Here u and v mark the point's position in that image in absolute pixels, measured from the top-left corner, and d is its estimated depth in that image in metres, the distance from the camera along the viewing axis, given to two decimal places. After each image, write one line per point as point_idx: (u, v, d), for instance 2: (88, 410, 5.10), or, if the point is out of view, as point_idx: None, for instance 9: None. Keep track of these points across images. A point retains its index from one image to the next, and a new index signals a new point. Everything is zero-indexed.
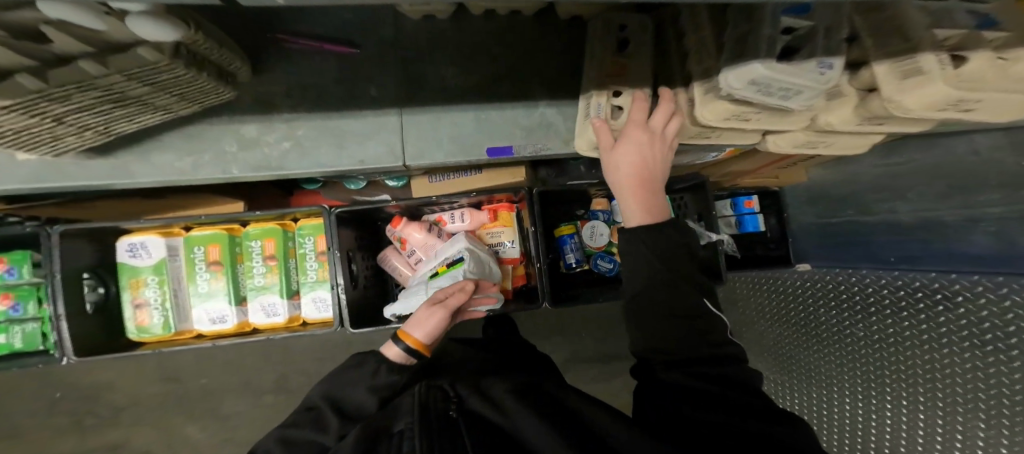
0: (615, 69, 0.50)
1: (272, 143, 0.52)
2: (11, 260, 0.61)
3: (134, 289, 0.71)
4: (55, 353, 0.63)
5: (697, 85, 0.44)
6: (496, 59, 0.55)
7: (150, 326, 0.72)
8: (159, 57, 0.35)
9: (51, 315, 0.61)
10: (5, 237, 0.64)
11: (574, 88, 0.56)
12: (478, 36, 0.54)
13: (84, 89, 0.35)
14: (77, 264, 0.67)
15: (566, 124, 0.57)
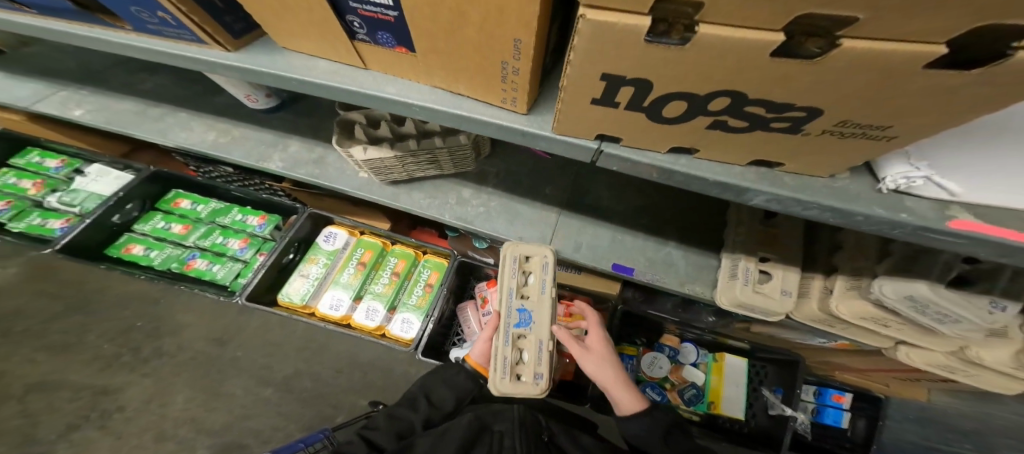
0: (765, 238, 0.61)
1: (473, 205, 0.74)
2: (268, 219, 0.95)
3: (307, 264, 0.96)
4: (236, 293, 0.85)
5: (843, 278, 0.51)
6: (646, 195, 0.76)
7: (295, 294, 0.92)
8: (466, 143, 0.64)
9: (262, 263, 0.88)
10: (271, 203, 0.98)
11: (701, 238, 0.71)
12: (633, 175, 0.78)
13: (425, 152, 0.64)
14: (297, 235, 0.96)
15: (685, 268, 0.68)
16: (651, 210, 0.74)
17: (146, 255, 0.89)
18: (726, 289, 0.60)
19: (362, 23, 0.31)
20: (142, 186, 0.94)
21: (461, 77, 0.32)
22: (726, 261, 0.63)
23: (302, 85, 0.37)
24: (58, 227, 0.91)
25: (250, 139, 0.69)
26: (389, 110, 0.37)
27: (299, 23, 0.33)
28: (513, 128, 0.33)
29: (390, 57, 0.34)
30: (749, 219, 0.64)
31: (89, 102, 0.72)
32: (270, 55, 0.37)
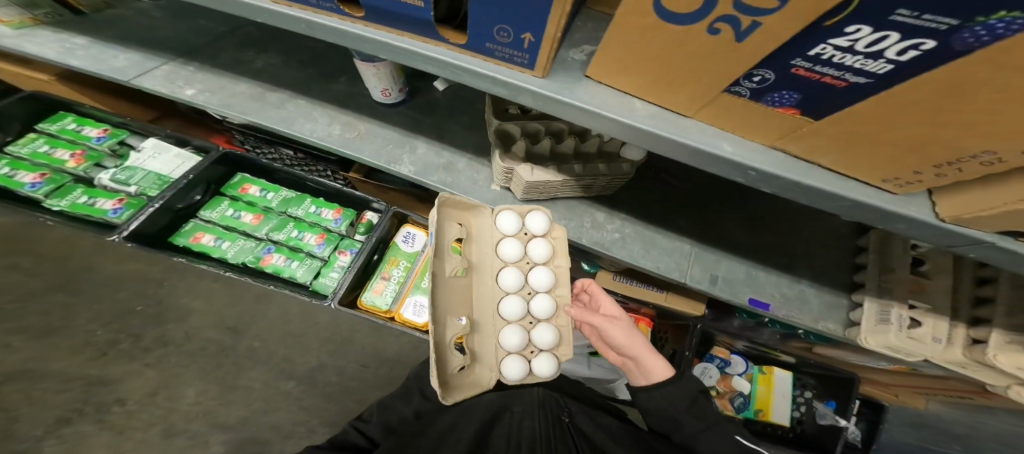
0: (914, 285, 0.62)
1: (608, 229, 0.70)
2: (347, 214, 0.88)
3: (388, 266, 0.87)
4: (330, 295, 0.77)
5: (998, 333, 0.55)
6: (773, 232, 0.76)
7: (378, 297, 0.84)
8: (630, 172, 0.61)
9: (352, 265, 0.81)
10: (349, 196, 0.89)
11: (826, 277, 0.72)
12: (758, 209, 0.78)
13: (586, 176, 0.62)
14: (382, 235, 0.88)
15: (818, 305, 0.69)
16: (781, 245, 0.75)
17: (216, 247, 0.79)
18: (873, 331, 0.62)
19: (769, 80, 0.24)
20: (208, 170, 0.85)
21: (850, 151, 0.27)
22: (872, 306, 0.64)
23: (615, 127, 0.33)
24: (110, 208, 0.78)
25: (383, 137, 0.67)
26: (711, 169, 0.33)
27: (655, 63, 0.27)
28: (878, 208, 0.30)
29: (753, 115, 0.28)
30: (898, 267, 0.64)
31: (200, 80, 0.68)
32: (571, 86, 0.34)
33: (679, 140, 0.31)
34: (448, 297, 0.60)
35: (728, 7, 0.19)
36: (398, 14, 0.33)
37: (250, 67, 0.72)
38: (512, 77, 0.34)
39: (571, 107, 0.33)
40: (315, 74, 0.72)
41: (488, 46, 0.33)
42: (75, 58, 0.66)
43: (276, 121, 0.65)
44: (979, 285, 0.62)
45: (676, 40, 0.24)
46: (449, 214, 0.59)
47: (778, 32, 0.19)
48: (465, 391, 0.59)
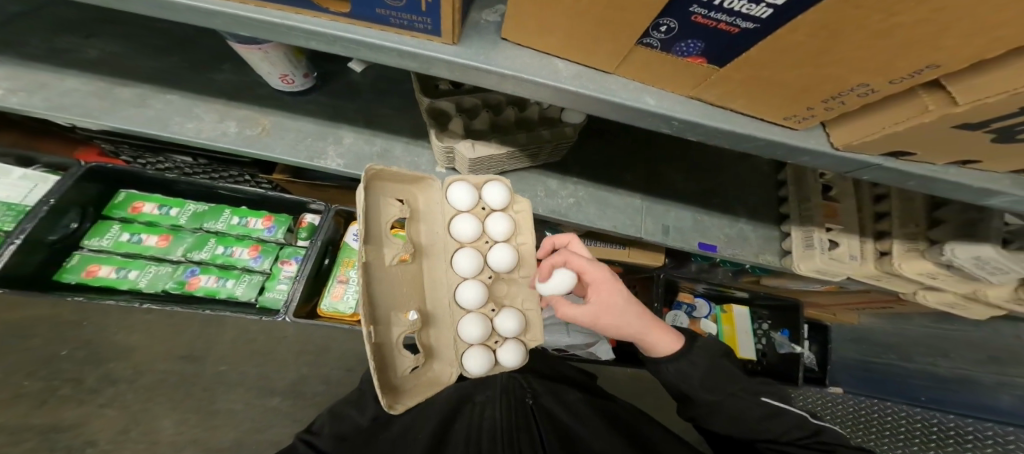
0: (828, 210, 0.68)
1: (562, 196, 0.70)
2: (278, 220, 0.80)
3: (343, 267, 0.83)
4: (280, 310, 0.73)
5: (899, 242, 0.61)
6: (717, 175, 0.78)
7: (339, 301, 0.82)
8: (571, 136, 0.61)
9: (298, 276, 0.76)
10: (282, 200, 0.82)
11: (763, 213, 0.77)
12: (702, 154, 0.79)
13: (533, 147, 0.61)
14: (329, 239, 0.84)
15: (755, 240, 0.74)
16: (721, 189, 0.77)
17: (122, 279, 0.70)
18: (807, 257, 0.67)
19: (675, 29, 0.24)
20: (76, 189, 0.71)
21: (753, 92, 0.28)
22: (797, 231, 0.69)
23: (543, 89, 0.33)
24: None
25: (294, 131, 0.60)
26: (638, 122, 0.34)
27: (562, 14, 0.26)
28: (784, 145, 0.31)
29: (664, 63, 0.28)
30: (813, 196, 0.69)
31: (2, 76, 0.54)
32: (486, 52, 0.34)
33: (597, 96, 0.32)
34: (389, 286, 0.55)
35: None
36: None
37: (77, 57, 0.58)
38: (421, 46, 0.33)
39: (489, 72, 0.34)
40: (182, 63, 0.61)
41: (381, 12, 0.30)
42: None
43: (143, 122, 0.55)
44: (875, 202, 0.66)
45: None
46: (386, 191, 0.54)
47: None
48: (421, 393, 0.55)
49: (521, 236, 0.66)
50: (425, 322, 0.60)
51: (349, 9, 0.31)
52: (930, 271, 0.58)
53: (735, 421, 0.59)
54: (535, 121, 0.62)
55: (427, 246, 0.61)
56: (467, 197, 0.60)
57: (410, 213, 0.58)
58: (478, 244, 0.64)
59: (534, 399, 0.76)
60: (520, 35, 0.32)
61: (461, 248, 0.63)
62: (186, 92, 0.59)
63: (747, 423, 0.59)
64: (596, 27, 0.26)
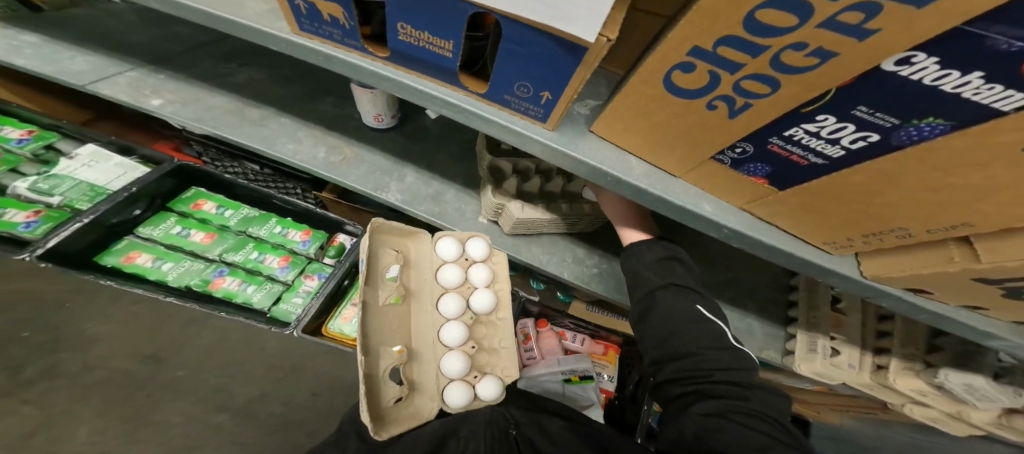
0: (835, 320, 0.73)
1: (587, 265, 0.75)
2: (315, 236, 0.87)
3: (361, 291, 0.88)
4: (291, 324, 0.74)
5: (897, 359, 0.66)
6: (731, 268, 0.85)
7: (347, 324, 0.83)
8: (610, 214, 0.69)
9: (321, 291, 0.79)
10: (323, 218, 0.89)
11: (771, 310, 0.81)
12: (716, 247, 0.86)
13: (578, 217, 0.67)
14: (355, 260, 0.87)
15: (760, 335, 0.78)
16: (733, 281, 0.83)
17: (155, 269, 0.70)
18: (810, 358, 0.70)
19: (748, 152, 0.29)
20: (155, 182, 0.76)
21: (803, 219, 0.34)
22: (803, 336, 0.73)
23: (615, 181, 0.39)
24: (21, 221, 0.62)
25: (368, 163, 0.68)
26: (692, 223, 0.38)
27: (649, 120, 0.33)
28: (820, 265, 0.37)
29: (731, 180, 0.34)
30: (823, 306, 0.74)
31: (172, 91, 0.66)
32: (576, 141, 0.40)
33: (664, 196, 0.37)
34: (381, 327, 0.60)
35: (728, 89, 0.24)
36: (427, 61, 0.36)
37: (231, 81, 0.71)
38: (525, 127, 0.39)
39: (570, 158, 0.39)
40: (302, 92, 0.72)
41: (506, 98, 0.38)
42: (22, 56, 0.62)
43: (256, 140, 0.63)
44: (880, 320, 0.73)
45: (679, 110, 0.29)
46: (385, 241, 0.61)
47: (765, 116, 0.24)
48: (404, 424, 0.58)
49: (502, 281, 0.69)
50: (411, 357, 0.64)
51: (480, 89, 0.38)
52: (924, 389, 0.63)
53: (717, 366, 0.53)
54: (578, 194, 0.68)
55: (416, 290, 0.66)
56: (452, 249, 0.63)
57: (404, 261, 0.64)
58: (464, 289, 0.67)
59: (518, 429, 0.73)
60: (606, 131, 0.39)
61: (446, 291, 0.66)
62: (295, 118, 0.68)
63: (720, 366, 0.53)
64: (678, 135, 0.32)
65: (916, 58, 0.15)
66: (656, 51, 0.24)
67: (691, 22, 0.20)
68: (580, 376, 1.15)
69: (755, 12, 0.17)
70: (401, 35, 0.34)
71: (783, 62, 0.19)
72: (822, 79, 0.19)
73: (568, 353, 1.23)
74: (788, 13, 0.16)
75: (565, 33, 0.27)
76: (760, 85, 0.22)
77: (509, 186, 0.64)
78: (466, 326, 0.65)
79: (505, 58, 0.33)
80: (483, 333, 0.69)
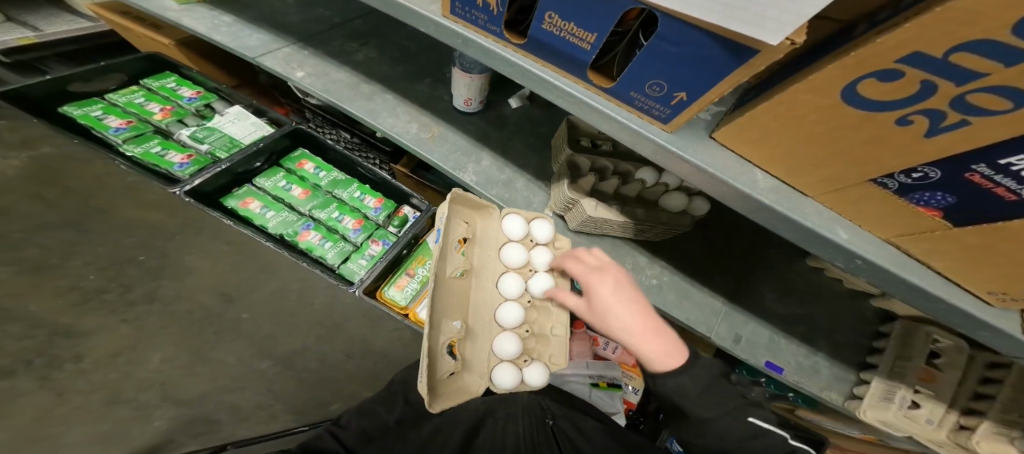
0: (926, 373, 0.67)
1: (647, 274, 0.73)
2: (386, 205, 0.94)
3: (416, 263, 0.92)
4: (356, 281, 0.81)
5: (990, 423, 0.59)
6: (804, 301, 0.79)
7: (401, 292, 0.88)
8: (688, 226, 0.66)
9: (384, 256, 0.86)
10: (393, 189, 0.95)
11: (846, 353, 0.75)
12: (792, 277, 0.81)
13: (651, 224, 0.65)
14: (413, 234, 0.92)
15: (828, 377, 0.72)
16: (806, 316, 0.77)
17: (261, 215, 0.84)
18: (879, 406, 0.65)
19: (929, 179, 0.28)
20: (276, 141, 0.91)
21: (967, 260, 0.31)
22: (880, 383, 0.68)
23: (735, 194, 0.37)
24: (177, 162, 0.80)
25: (450, 143, 0.70)
26: (818, 249, 0.36)
27: (803, 132, 0.31)
28: (973, 315, 0.34)
29: (889, 206, 0.32)
30: (915, 358, 0.67)
31: (312, 66, 0.74)
32: (694, 145, 0.38)
33: (792, 216, 0.35)
34: (447, 299, 0.61)
35: (939, 103, 0.22)
36: (562, 51, 0.38)
37: (353, 59, 0.78)
38: (643, 126, 0.39)
39: (686, 162, 0.38)
40: (404, 73, 0.78)
41: (633, 94, 0.37)
42: (219, 34, 0.72)
43: (362, 111, 0.69)
44: (983, 384, 0.64)
45: (850, 121, 0.28)
46: (458, 212, 0.61)
47: (982, 135, 0.22)
48: (452, 398, 0.59)
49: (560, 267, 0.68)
50: (467, 334, 0.64)
51: (604, 83, 0.39)
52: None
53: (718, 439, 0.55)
54: (656, 200, 0.66)
55: (479, 267, 0.65)
56: (519, 228, 0.62)
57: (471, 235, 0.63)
58: (524, 271, 0.66)
59: (554, 420, 0.75)
60: (733, 139, 0.37)
61: (506, 271, 0.66)
62: (397, 96, 0.74)
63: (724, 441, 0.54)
64: (836, 152, 0.31)
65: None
66: (850, 57, 0.23)
67: (924, 25, 0.19)
68: (607, 383, 1.15)
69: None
70: (546, 24, 0.37)
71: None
72: None
73: (597, 358, 1.21)
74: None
75: (732, 31, 0.26)
76: (998, 100, 0.20)
77: (585, 183, 0.62)
78: (524, 307, 0.64)
79: (646, 55, 0.33)
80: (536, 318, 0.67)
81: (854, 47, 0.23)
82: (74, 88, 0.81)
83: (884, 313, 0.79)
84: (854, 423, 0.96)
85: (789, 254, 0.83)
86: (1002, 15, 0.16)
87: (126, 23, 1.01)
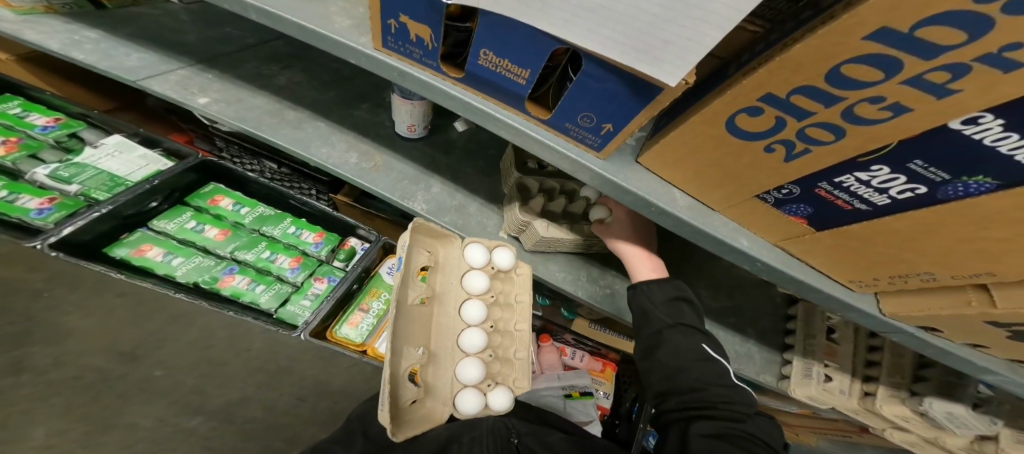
0: (829, 349, 0.77)
1: (601, 285, 0.76)
2: (328, 238, 0.88)
3: (369, 297, 0.88)
4: (300, 325, 0.73)
5: (885, 387, 0.71)
6: (732, 294, 0.88)
7: (355, 330, 0.83)
8: None
9: (331, 293, 0.81)
10: (336, 219, 0.91)
11: (770, 337, 0.85)
12: (720, 274, 0.90)
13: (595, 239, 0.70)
14: (364, 264, 0.88)
15: (758, 360, 0.81)
16: (736, 308, 0.86)
17: (164, 263, 0.72)
18: (807, 384, 0.75)
19: (794, 193, 0.33)
20: (177, 176, 0.81)
21: (832, 258, 0.37)
22: (800, 362, 0.77)
23: (657, 211, 0.42)
24: (34, 207, 0.64)
25: (396, 172, 0.69)
26: (730, 256, 0.41)
27: (703, 157, 0.36)
28: (843, 300, 0.41)
29: (773, 218, 0.37)
30: (819, 334, 0.78)
31: (217, 90, 0.69)
32: (623, 169, 0.42)
33: (704, 228, 0.40)
34: (407, 327, 0.58)
35: (791, 134, 0.28)
36: (498, 86, 0.40)
37: (275, 83, 0.74)
38: (579, 155, 0.42)
39: (617, 185, 0.42)
40: (337, 98, 0.75)
41: (567, 125, 0.41)
42: (81, 51, 0.63)
43: (290, 141, 0.66)
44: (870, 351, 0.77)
45: (738, 149, 0.32)
46: (419, 241, 0.59)
47: (823, 160, 0.28)
48: (416, 426, 0.57)
49: (520, 292, 0.68)
50: (429, 360, 0.62)
51: (540, 115, 0.42)
52: (908, 415, 0.68)
53: (670, 355, 0.58)
54: None
55: (442, 294, 0.64)
56: (482, 256, 0.61)
57: (434, 263, 0.62)
58: (487, 297, 0.65)
59: (520, 438, 0.72)
60: (652, 162, 0.42)
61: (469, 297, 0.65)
62: (331, 123, 0.72)
63: (682, 357, 0.57)
64: (729, 175, 0.36)
65: (983, 119, 0.18)
66: (726, 94, 0.28)
67: (771, 71, 0.24)
68: (579, 392, 1.16)
69: (840, 67, 0.21)
70: (481, 60, 0.39)
71: (854, 116, 0.23)
72: (887, 131, 0.22)
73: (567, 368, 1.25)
74: (877, 69, 0.19)
75: (644, 73, 0.30)
76: (827, 132, 0.26)
77: (535, 204, 0.66)
78: (487, 333, 0.64)
79: (575, 90, 0.36)
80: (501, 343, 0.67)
81: (729, 86, 0.28)
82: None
83: (790, 297, 0.91)
84: (786, 396, 1.08)
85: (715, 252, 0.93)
86: (822, 63, 0.21)
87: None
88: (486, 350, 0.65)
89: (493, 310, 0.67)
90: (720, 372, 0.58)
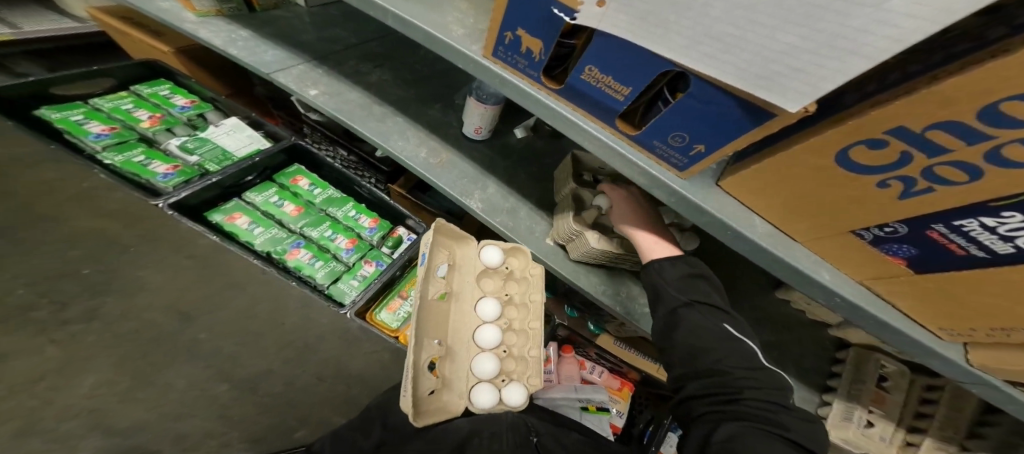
0: (877, 396, 0.75)
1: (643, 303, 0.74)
2: (381, 225, 0.93)
3: (411, 285, 0.92)
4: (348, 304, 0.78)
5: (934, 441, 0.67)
6: (776, 329, 0.86)
7: (394, 315, 0.87)
8: None
9: (378, 278, 0.85)
10: (391, 209, 0.96)
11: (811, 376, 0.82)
12: (767, 306, 0.88)
13: None
14: (411, 255, 0.92)
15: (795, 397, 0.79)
16: (778, 343, 0.84)
17: (249, 231, 0.78)
18: (842, 425, 0.72)
19: (898, 233, 0.33)
20: (271, 157, 0.89)
21: (924, 300, 0.37)
22: (841, 404, 0.75)
23: (738, 238, 0.42)
24: (161, 172, 0.72)
25: (460, 171, 0.72)
26: (808, 289, 0.41)
27: (799, 186, 0.36)
28: (928, 346, 0.40)
29: (864, 255, 0.37)
30: (868, 380, 0.75)
31: (326, 84, 0.74)
32: (706, 192, 0.43)
33: (787, 258, 0.40)
34: (427, 319, 0.66)
35: (915, 172, 0.28)
36: (596, 100, 0.43)
37: (364, 78, 0.79)
38: (661, 172, 0.44)
39: (700, 209, 0.42)
40: (416, 97, 0.80)
41: (655, 142, 0.42)
42: (235, 47, 0.71)
43: (372, 133, 0.70)
44: (924, 404, 0.73)
45: (844, 182, 0.33)
46: (439, 241, 0.69)
47: (943, 201, 0.28)
48: (433, 416, 0.62)
49: (532, 293, 0.72)
50: (446, 354, 0.69)
51: (630, 130, 0.43)
52: None
53: (727, 360, 0.50)
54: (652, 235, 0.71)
55: (459, 292, 0.71)
56: (493, 256, 0.68)
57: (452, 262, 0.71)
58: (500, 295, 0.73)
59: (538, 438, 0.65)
60: (736, 187, 0.42)
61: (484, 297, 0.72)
62: (408, 119, 0.76)
63: (727, 353, 0.51)
64: (825, 206, 0.36)
65: None
66: (846, 127, 0.28)
67: (911, 107, 0.24)
68: (597, 406, 1.15)
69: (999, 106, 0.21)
70: (584, 75, 0.41)
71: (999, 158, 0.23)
72: None
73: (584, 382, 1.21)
74: None
75: (758, 97, 0.30)
76: (959, 173, 0.26)
77: (588, 215, 0.65)
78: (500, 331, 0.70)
79: (675, 110, 0.37)
80: (515, 341, 0.72)
81: (849, 117, 0.28)
82: (56, 91, 0.75)
83: (839, 340, 0.87)
84: None
85: (763, 284, 0.90)
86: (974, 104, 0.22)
87: (128, 30, 0.97)
88: (500, 346, 0.71)
89: (508, 309, 0.73)
90: (747, 355, 0.51)
